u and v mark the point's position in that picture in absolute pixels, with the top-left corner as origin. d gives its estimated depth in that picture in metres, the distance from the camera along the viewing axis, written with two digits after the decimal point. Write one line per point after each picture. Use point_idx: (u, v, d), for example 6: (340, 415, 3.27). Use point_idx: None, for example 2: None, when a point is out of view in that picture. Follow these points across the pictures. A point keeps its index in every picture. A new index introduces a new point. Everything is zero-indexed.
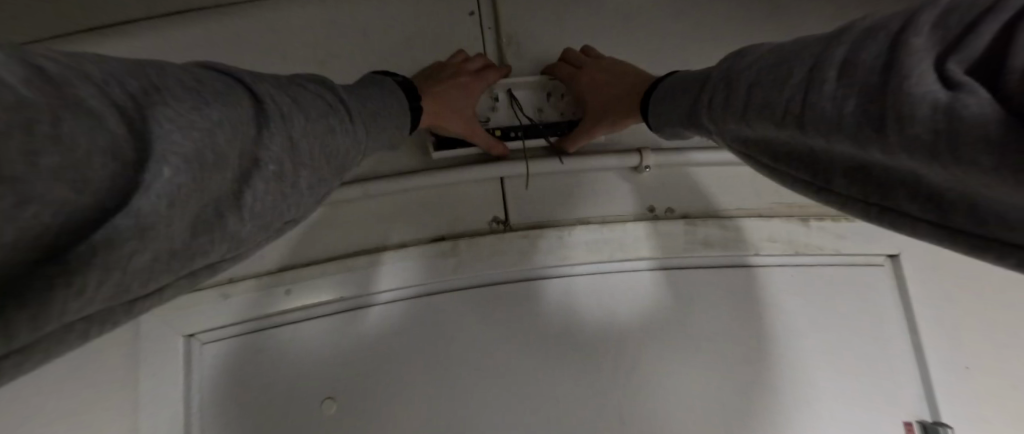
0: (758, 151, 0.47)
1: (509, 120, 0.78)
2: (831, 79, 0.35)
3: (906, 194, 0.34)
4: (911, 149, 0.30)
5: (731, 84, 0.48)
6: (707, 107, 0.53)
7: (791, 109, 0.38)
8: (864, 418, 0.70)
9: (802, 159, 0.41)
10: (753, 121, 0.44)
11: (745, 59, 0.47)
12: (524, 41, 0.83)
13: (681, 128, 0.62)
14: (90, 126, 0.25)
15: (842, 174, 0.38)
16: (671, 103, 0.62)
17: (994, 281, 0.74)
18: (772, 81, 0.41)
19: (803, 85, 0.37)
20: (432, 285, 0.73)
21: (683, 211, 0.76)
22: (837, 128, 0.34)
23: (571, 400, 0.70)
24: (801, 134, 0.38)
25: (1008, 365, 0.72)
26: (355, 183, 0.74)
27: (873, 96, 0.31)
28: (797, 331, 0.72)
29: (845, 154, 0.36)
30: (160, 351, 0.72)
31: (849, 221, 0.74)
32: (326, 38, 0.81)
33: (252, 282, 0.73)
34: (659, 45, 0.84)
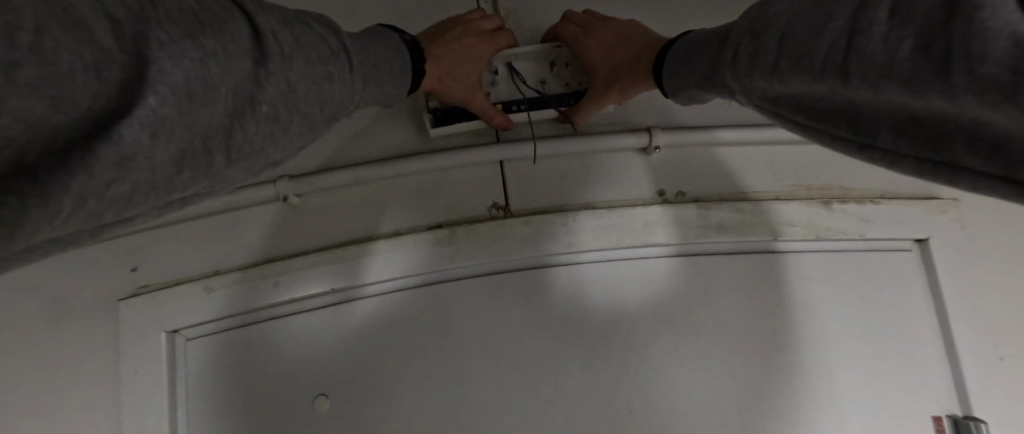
0: (791, 107, 0.42)
1: (511, 96, 0.72)
2: (881, 20, 0.30)
3: (964, 142, 0.29)
4: (981, 91, 0.25)
5: (758, 35, 0.43)
6: (730, 64, 0.48)
7: (832, 58, 0.33)
8: (889, 411, 0.66)
9: (846, 111, 0.36)
10: (785, 73, 0.39)
11: (773, 7, 0.42)
12: (526, 14, 0.78)
13: (698, 90, 0.57)
14: (77, 37, 0.23)
15: (891, 129, 0.34)
16: (688, 67, 0.57)
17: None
18: (809, 27, 0.36)
19: (847, 30, 0.32)
20: (435, 274, 0.69)
21: (695, 195, 0.71)
22: (887, 75, 0.30)
23: (579, 391, 0.66)
24: (843, 87, 0.34)
25: None
26: (346, 169, 0.69)
27: (932, 32, 0.26)
28: (818, 321, 0.68)
29: (896, 101, 0.31)
30: (141, 348, 0.68)
31: (872, 203, 0.70)
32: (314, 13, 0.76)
33: (239, 274, 0.69)
34: (671, 18, 0.78)
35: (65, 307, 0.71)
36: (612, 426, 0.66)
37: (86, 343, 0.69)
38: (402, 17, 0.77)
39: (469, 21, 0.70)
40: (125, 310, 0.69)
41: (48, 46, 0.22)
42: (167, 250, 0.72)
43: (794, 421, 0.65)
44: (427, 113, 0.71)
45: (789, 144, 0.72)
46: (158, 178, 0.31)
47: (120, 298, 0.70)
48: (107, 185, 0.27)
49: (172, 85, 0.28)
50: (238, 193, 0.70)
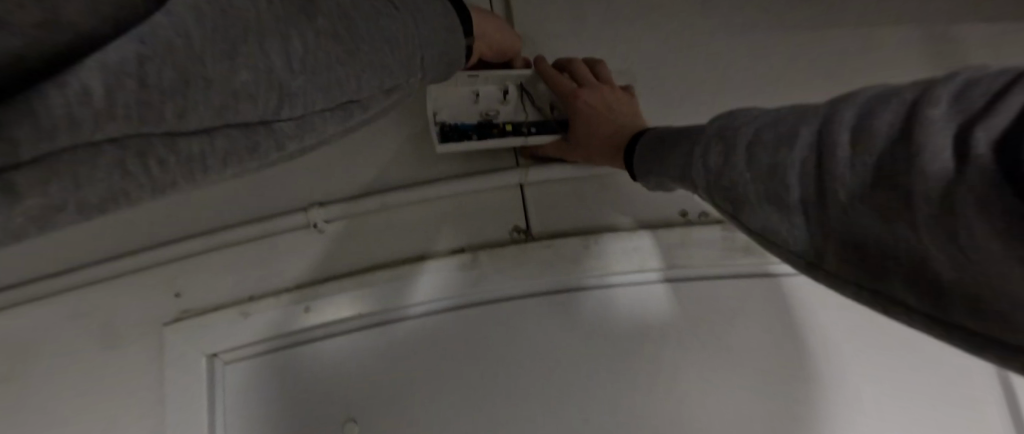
0: (741, 220, 0.39)
1: (518, 115, 0.72)
2: (842, 143, 0.28)
3: (908, 294, 0.27)
4: (929, 229, 0.24)
5: (725, 138, 0.41)
6: (697, 159, 0.45)
7: (800, 173, 0.31)
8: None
9: (790, 237, 0.34)
10: (748, 175, 0.36)
11: (745, 114, 0.41)
12: (543, 37, 0.78)
13: (667, 179, 0.55)
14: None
15: (832, 261, 0.31)
16: (661, 156, 0.55)
17: None
18: (776, 137, 0.34)
19: (812, 149, 0.30)
20: (459, 300, 0.70)
21: (719, 215, 0.70)
22: (849, 199, 0.28)
23: (604, 417, 0.66)
24: (809, 204, 0.31)
25: None
26: (372, 195, 0.72)
27: (886, 167, 0.25)
28: (853, 347, 0.66)
29: (846, 230, 0.29)
30: (184, 370, 0.72)
31: None
32: None
33: (273, 300, 0.72)
34: (686, 42, 0.79)
35: (113, 331, 0.75)
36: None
37: (133, 365, 0.73)
38: None
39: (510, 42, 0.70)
40: (168, 334, 0.73)
41: None
42: (205, 278, 0.75)
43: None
44: (434, 124, 0.67)
45: None
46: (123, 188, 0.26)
47: (164, 322, 0.74)
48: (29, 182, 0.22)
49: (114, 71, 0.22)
50: (272, 222, 0.73)
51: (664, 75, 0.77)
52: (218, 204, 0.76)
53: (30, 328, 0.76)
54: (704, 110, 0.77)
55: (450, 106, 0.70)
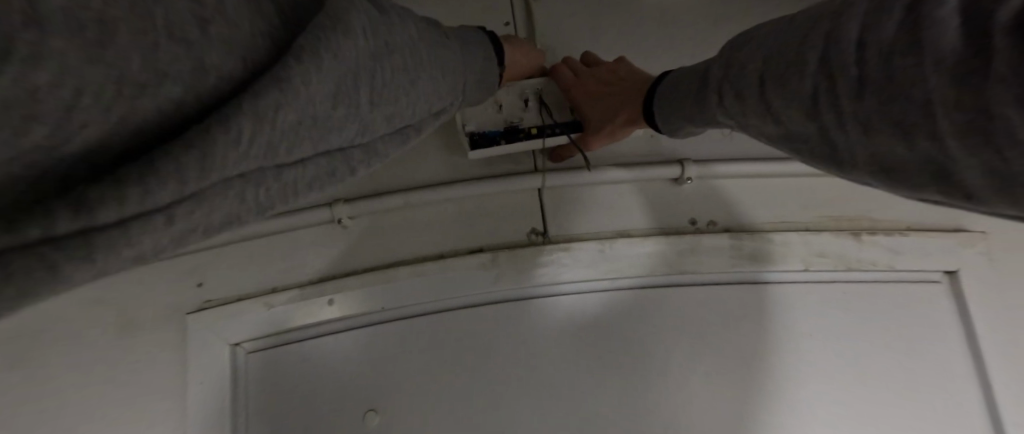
0: (781, 143, 0.43)
1: (540, 122, 0.74)
2: (852, 63, 0.32)
3: (932, 185, 0.30)
4: (947, 119, 0.27)
5: (737, 79, 0.46)
6: (719, 103, 0.50)
7: (818, 94, 0.35)
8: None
9: (823, 151, 0.38)
10: (778, 112, 0.41)
11: (754, 46, 0.45)
12: (560, 48, 0.82)
13: (690, 122, 0.59)
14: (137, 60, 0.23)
15: (863, 169, 0.35)
16: (678, 103, 0.59)
17: None
18: (786, 66, 0.39)
19: (824, 72, 0.35)
20: (479, 298, 0.73)
21: (727, 224, 0.73)
22: (871, 109, 0.32)
23: (614, 414, 0.69)
24: (831, 122, 0.35)
25: None
26: (397, 193, 0.74)
27: (896, 75, 0.29)
28: (844, 350, 0.70)
29: (869, 141, 0.33)
30: (206, 358, 0.74)
31: (904, 235, 0.71)
32: None
33: (295, 292, 0.74)
34: (698, 54, 0.82)
35: (136, 320, 0.77)
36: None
37: (157, 352, 0.76)
38: None
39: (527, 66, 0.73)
40: (191, 323, 0.76)
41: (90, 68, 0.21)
42: (228, 270, 0.78)
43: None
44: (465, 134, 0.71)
45: (820, 175, 0.74)
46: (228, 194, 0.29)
47: (187, 312, 0.77)
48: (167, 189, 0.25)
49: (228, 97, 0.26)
50: (297, 216, 0.75)
51: None
52: None
53: (47, 316, 0.77)
54: None
55: (475, 117, 0.73)
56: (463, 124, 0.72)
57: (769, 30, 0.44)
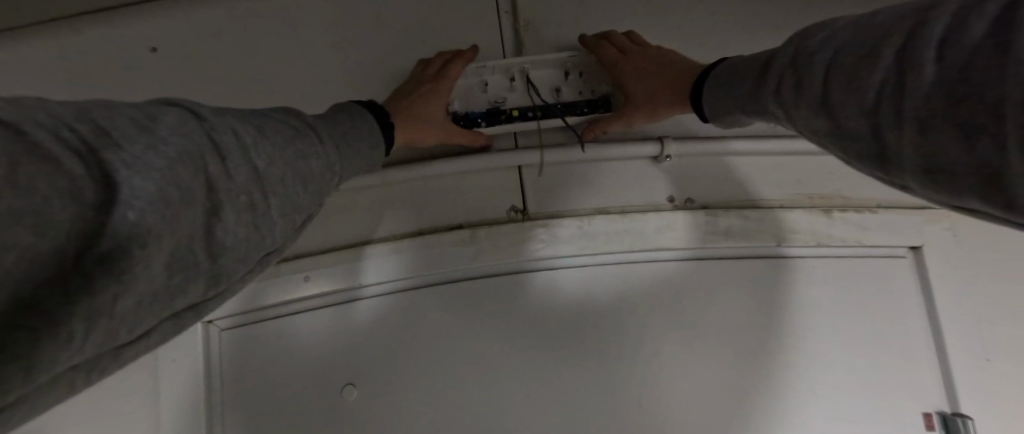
0: (834, 141, 0.39)
1: (525, 103, 0.71)
2: (963, 62, 0.28)
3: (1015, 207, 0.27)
4: None
5: (803, 68, 0.41)
6: (774, 92, 0.45)
7: (908, 94, 0.31)
8: (873, 419, 0.69)
9: (886, 154, 0.34)
10: (846, 106, 0.36)
11: (827, 32, 0.40)
12: (542, 19, 0.75)
13: (743, 115, 0.55)
14: (51, 174, 0.22)
15: (933, 178, 0.31)
16: (733, 94, 0.55)
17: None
18: (870, 61, 0.34)
19: (923, 68, 0.30)
20: (457, 274, 0.72)
21: (704, 202, 0.73)
22: (970, 115, 0.28)
23: (594, 388, 0.70)
24: (911, 126, 0.31)
25: None
26: (374, 172, 0.71)
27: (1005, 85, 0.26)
28: (810, 324, 0.71)
29: (954, 152, 0.29)
30: (179, 337, 0.73)
31: (874, 212, 0.73)
32: (330, 22, 0.75)
33: (270, 270, 0.73)
34: (692, 23, 0.77)
35: None
36: (625, 422, 0.69)
37: None
38: (418, 27, 0.75)
39: (430, 75, 0.70)
40: None
41: (21, 182, 0.21)
42: None
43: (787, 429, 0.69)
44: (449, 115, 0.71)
45: (800, 153, 0.73)
46: (165, 291, 0.28)
47: None
48: (113, 302, 0.25)
49: (149, 197, 0.25)
50: None
51: None
52: None
53: None
54: None
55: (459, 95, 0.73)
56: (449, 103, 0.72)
57: (847, 18, 0.39)
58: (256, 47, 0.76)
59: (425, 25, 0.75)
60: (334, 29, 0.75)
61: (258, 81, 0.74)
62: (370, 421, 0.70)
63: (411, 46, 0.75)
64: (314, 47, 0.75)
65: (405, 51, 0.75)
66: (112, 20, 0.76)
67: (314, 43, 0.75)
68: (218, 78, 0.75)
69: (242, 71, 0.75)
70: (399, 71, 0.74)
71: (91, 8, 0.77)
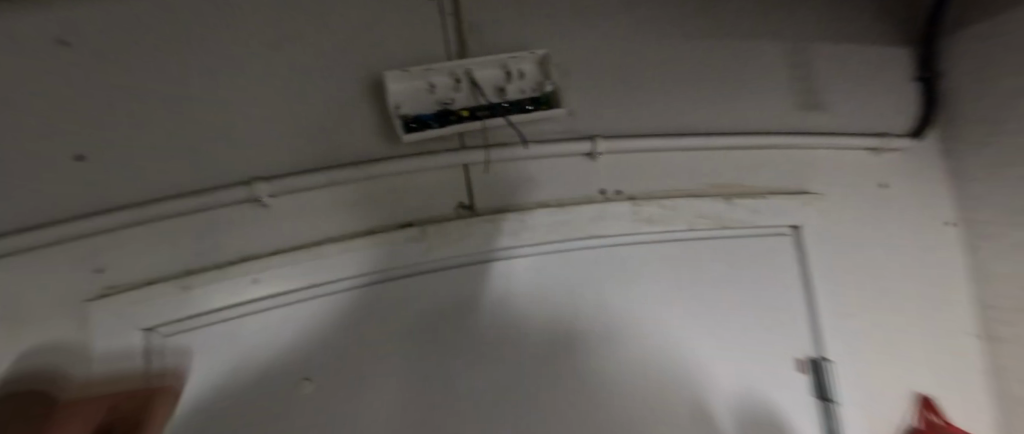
0: None
1: (472, 103, 0.76)
2: None
3: None
4: None
5: None
6: None
7: None
8: (755, 376, 0.81)
9: None
10: None
11: None
12: (480, 19, 0.79)
13: None
14: None
15: None
16: None
17: (883, 242, 0.90)
18: None
19: None
20: (392, 271, 0.74)
21: (631, 193, 0.82)
22: None
23: (543, 367, 0.75)
24: None
25: (880, 309, 0.88)
26: (317, 172, 0.72)
27: None
28: (714, 294, 0.82)
29: None
30: (114, 348, 0.68)
31: (765, 198, 0.85)
32: (269, 19, 0.75)
33: (214, 273, 0.71)
34: (620, 28, 0.83)
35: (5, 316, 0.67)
36: (563, 400, 0.75)
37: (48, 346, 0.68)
38: (360, 26, 0.77)
39: None
40: (90, 312, 0.68)
41: None
42: (130, 251, 0.72)
43: (688, 391, 0.79)
44: (398, 118, 0.73)
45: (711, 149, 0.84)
46: None
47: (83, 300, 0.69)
48: None
49: None
50: (207, 197, 0.70)
51: (595, 63, 0.82)
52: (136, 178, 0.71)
53: None
54: (637, 101, 0.83)
55: (409, 100, 0.75)
56: (395, 105, 0.73)
57: None
58: (188, 40, 0.74)
59: (365, 22, 0.77)
60: (273, 26, 0.75)
61: (189, 74, 0.73)
62: (325, 419, 0.70)
63: (351, 43, 0.76)
64: (251, 41, 0.74)
65: (348, 50, 0.76)
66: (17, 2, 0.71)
67: (252, 40, 0.75)
68: (143, 71, 0.72)
69: (168, 65, 0.73)
70: (343, 71, 0.76)
71: None
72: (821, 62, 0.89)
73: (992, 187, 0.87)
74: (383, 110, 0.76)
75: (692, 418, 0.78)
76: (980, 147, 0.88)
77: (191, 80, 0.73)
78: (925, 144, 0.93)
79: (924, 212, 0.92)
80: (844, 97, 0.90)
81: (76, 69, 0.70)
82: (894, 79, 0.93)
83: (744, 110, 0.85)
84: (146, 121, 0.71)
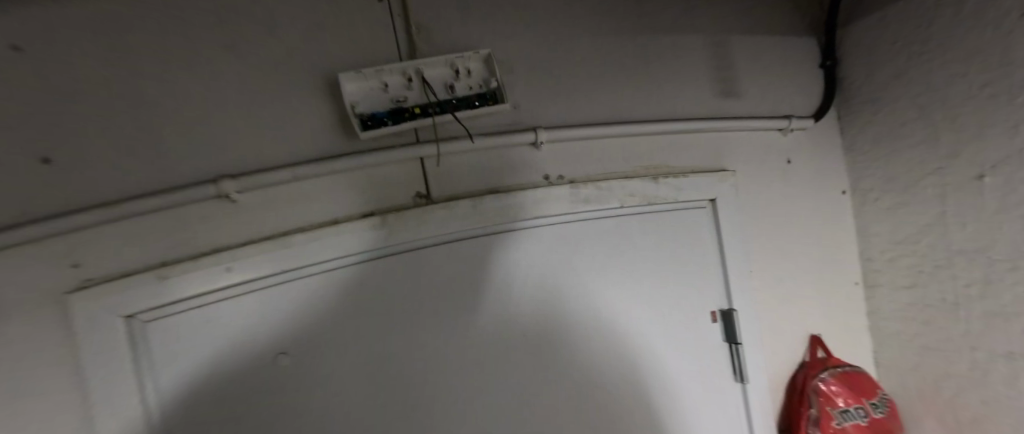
0: None
1: (423, 100, 0.84)
2: None
3: None
4: None
5: None
6: None
7: None
8: (676, 328, 0.96)
9: None
10: None
11: None
12: (429, 21, 0.87)
13: None
14: None
15: None
16: None
17: (789, 210, 1.04)
18: None
19: None
20: (354, 257, 0.82)
21: (571, 177, 0.92)
22: None
23: (496, 332, 0.86)
24: None
25: (782, 267, 1.04)
26: (283, 168, 0.78)
27: None
28: (642, 261, 0.95)
29: None
30: (100, 335, 0.74)
31: (685, 177, 0.96)
32: (228, 23, 0.81)
33: (189, 264, 0.77)
34: (554, 26, 0.93)
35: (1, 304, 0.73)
36: (509, 357, 0.87)
37: (39, 332, 0.74)
38: (316, 29, 0.83)
39: None
40: (74, 303, 0.74)
41: None
42: (108, 245, 0.77)
43: (615, 344, 0.92)
44: (355, 117, 0.80)
45: (641, 134, 0.95)
46: None
47: (66, 291, 0.75)
48: None
49: None
50: (180, 194, 0.76)
51: (533, 60, 0.92)
52: (110, 176, 0.77)
53: None
54: (573, 93, 0.93)
55: (364, 98, 0.82)
56: (352, 105, 0.81)
57: None
58: (150, 43, 0.79)
59: (322, 25, 0.84)
60: (233, 30, 0.81)
61: (156, 74, 0.78)
62: (299, 388, 0.79)
63: (309, 43, 0.83)
64: (214, 43, 0.80)
65: (306, 52, 0.83)
66: None
67: (213, 43, 0.80)
68: (109, 72, 0.77)
69: (132, 68, 0.78)
70: (303, 72, 0.83)
71: None
72: (733, 54, 1.01)
73: (873, 159, 1.03)
74: (342, 110, 0.83)
75: (619, 366, 0.92)
76: (867, 124, 1.02)
77: (157, 79, 0.78)
78: (825, 123, 1.07)
79: (822, 183, 1.06)
80: (755, 85, 1.02)
81: (46, 71, 0.76)
82: (800, 67, 1.05)
83: (667, 98, 0.97)
84: (115, 123, 0.77)
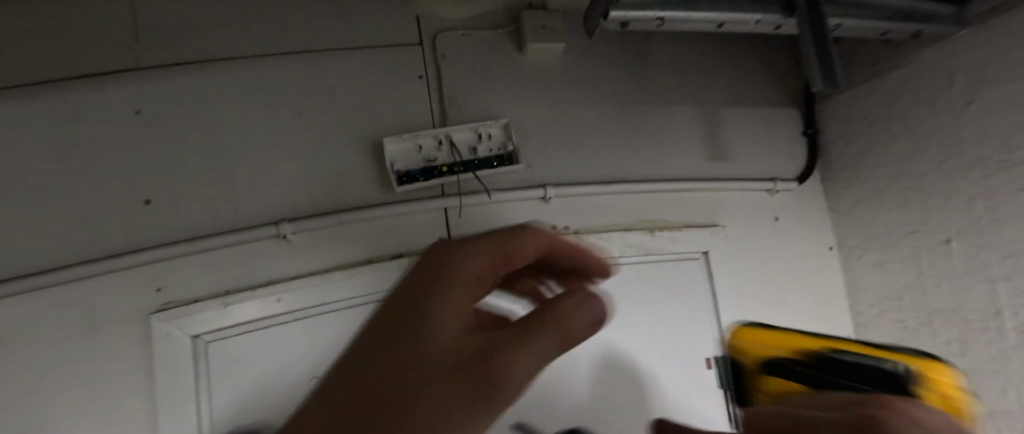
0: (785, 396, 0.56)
1: (451, 159, 0.99)
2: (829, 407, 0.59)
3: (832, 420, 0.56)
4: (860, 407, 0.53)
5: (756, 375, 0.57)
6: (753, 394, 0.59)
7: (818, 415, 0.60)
8: (670, 371, 1.03)
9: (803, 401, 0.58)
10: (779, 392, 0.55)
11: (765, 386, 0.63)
12: (460, 93, 1.05)
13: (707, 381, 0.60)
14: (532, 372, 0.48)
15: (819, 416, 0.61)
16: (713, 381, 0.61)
17: (779, 264, 1.13)
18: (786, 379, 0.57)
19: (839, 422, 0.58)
20: (382, 292, 0.95)
21: (576, 228, 1.04)
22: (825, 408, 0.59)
23: None
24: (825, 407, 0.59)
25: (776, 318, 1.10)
26: (331, 214, 0.94)
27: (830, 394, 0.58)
28: (639, 306, 1.04)
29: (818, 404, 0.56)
30: (171, 349, 0.88)
31: (679, 230, 1.07)
32: (297, 94, 1.00)
33: (247, 293, 0.92)
34: (565, 99, 1.09)
35: (97, 319, 0.88)
36: None
37: (120, 345, 0.88)
38: (365, 100, 1.02)
39: None
40: (154, 321, 0.89)
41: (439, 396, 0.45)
42: (184, 274, 0.92)
43: (612, 384, 1.00)
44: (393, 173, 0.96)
45: (639, 193, 1.07)
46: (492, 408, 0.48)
47: (148, 312, 0.90)
48: None
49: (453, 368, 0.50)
50: (247, 233, 0.92)
51: (546, 127, 1.07)
52: (192, 216, 0.93)
53: (8, 315, 0.87)
54: (579, 155, 1.07)
55: (402, 158, 0.99)
56: (392, 163, 0.97)
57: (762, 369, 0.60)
58: (234, 109, 0.98)
59: (372, 97, 1.02)
60: (300, 100, 1.00)
61: (237, 134, 0.97)
62: None
63: (361, 111, 1.01)
64: (284, 110, 0.99)
65: (356, 118, 1.01)
66: (109, 81, 0.96)
67: (284, 110, 0.99)
68: (201, 132, 0.96)
69: (219, 129, 0.97)
70: (352, 135, 1.00)
71: (85, 71, 0.96)
72: (722, 123, 1.15)
73: (857, 219, 1.12)
74: (382, 167, 1.00)
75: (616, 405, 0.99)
76: (847, 187, 1.14)
77: (238, 138, 0.97)
78: (810, 185, 1.18)
79: (809, 240, 1.16)
80: (743, 150, 1.15)
81: (153, 131, 0.95)
82: (783, 135, 1.18)
83: (663, 160, 1.11)
84: (200, 173, 0.95)
